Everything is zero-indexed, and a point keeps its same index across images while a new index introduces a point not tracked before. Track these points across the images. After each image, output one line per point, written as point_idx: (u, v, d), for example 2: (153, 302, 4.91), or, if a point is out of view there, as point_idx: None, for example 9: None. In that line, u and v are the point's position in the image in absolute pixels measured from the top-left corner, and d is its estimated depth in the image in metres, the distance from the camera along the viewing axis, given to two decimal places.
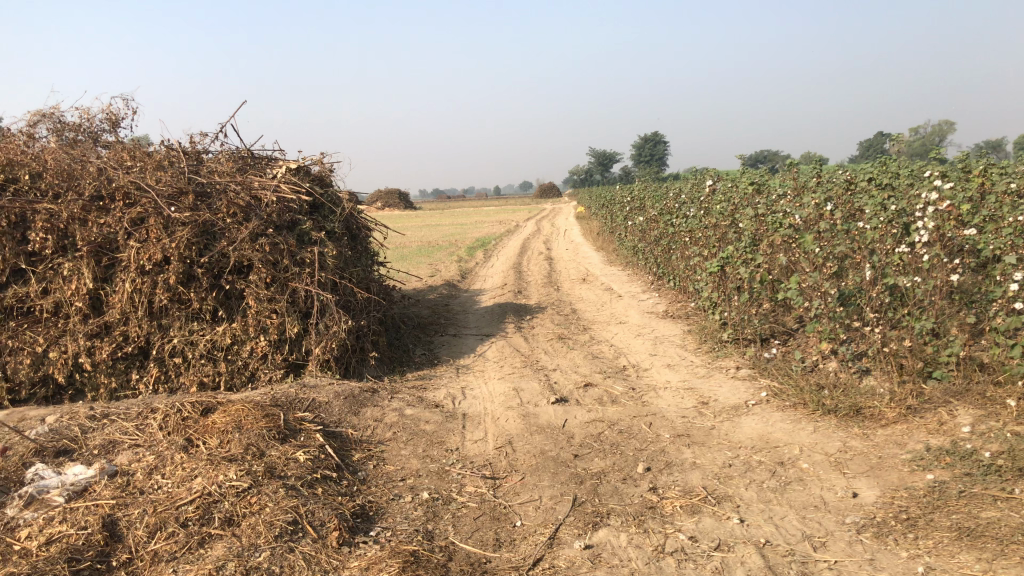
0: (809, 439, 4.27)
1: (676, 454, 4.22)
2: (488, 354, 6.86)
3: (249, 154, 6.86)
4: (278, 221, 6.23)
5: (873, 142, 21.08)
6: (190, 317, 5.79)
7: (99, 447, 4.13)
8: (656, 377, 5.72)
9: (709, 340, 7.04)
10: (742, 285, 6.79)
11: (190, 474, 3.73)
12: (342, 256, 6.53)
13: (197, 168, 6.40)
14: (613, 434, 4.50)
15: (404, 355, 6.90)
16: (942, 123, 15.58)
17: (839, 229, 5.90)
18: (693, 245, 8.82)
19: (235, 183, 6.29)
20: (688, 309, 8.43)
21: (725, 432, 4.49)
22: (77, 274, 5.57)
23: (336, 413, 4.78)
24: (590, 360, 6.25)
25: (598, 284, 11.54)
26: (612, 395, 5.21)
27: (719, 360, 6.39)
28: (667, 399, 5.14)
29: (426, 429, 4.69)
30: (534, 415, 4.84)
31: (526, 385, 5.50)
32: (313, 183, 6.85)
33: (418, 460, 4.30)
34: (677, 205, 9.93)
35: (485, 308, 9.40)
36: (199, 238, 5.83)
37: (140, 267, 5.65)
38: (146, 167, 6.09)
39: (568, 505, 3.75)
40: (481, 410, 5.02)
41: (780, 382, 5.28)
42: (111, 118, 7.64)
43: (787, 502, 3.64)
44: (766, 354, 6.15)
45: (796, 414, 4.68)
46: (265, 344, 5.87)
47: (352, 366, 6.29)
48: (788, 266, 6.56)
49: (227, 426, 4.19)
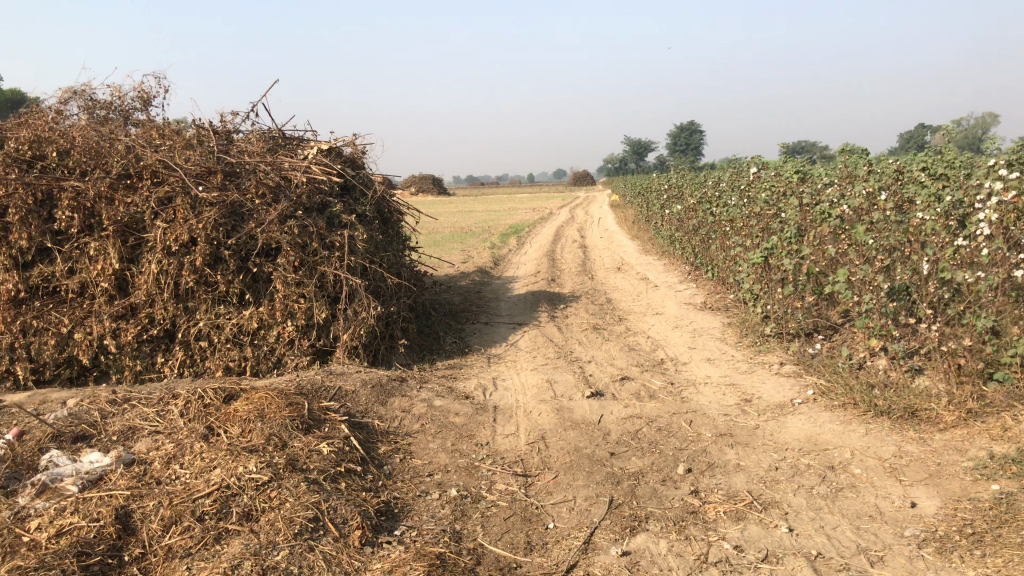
0: (861, 442, 4.02)
1: (719, 455, 3.99)
2: (521, 344, 6.65)
3: (280, 134, 6.71)
4: (307, 203, 6.06)
5: (914, 133, 20.56)
6: (216, 300, 5.66)
7: (118, 433, 4.00)
8: (695, 371, 5.48)
9: (750, 333, 6.78)
10: (787, 277, 6.52)
11: (209, 465, 3.57)
12: (373, 240, 6.35)
13: (227, 147, 6.26)
14: (651, 432, 4.28)
15: (434, 343, 6.72)
16: (988, 115, 15.15)
17: (892, 220, 5.61)
18: (733, 234, 8.55)
19: (265, 163, 6.14)
20: (728, 301, 8.16)
21: (771, 432, 4.25)
22: (102, 254, 5.47)
23: (362, 403, 4.62)
24: (626, 352, 6.03)
25: (634, 273, 11.28)
26: (649, 390, 4.99)
27: (761, 355, 6.13)
28: (708, 395, 4.91)
29: (456, 421, 4.51)
30: (568, 409, 4.63)
31: (560, 377, 5.29)
32: (345, 165, 6.68)
33: (446, 454, 4.11)
34: (718, 192, 9.62)
35: (518, 296, 9.20)
36: (227, 219, 5.69)
37: (166, 247, 5.53)
38: (175, 146, 5.96)
39: (604, 507, 3.54)
40: (513, 402, 4.82)
41: (827, 380, 5.02)
42: (143, 96, 7.53)
43: (840, 510, 3.39)
44: (811, 350, 5.88)
45: (846, 415, 4.42)
46: (291, 330, 5.71)
47: (381, 354, 6.12)
48: (836, 259, 6.27)
49: (249, 415, 4.04)
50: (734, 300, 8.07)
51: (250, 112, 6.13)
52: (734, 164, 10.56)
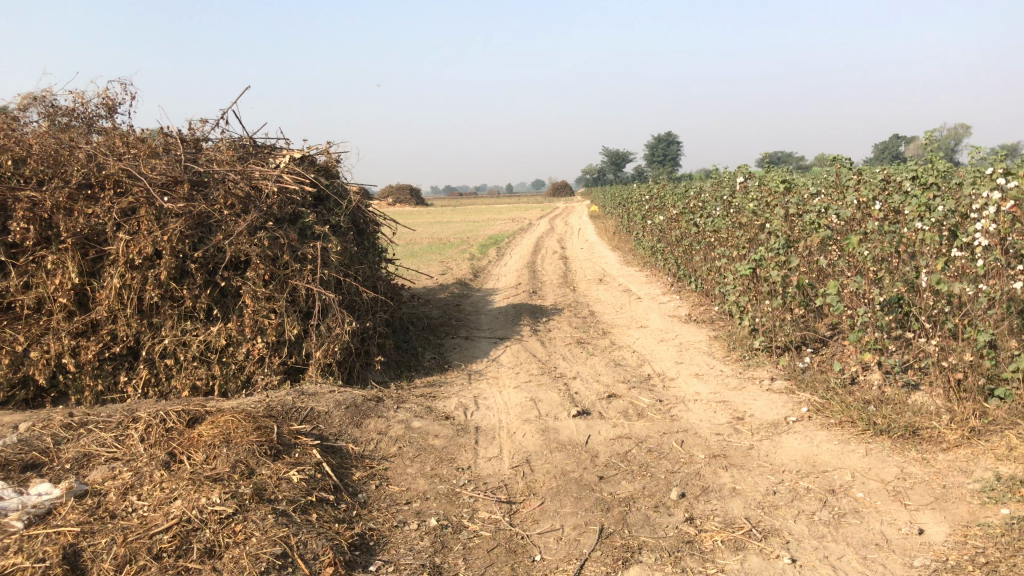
0: (861, 463, 3.82)
1: (713, 479, 3.78)
2: (502, 360, 6.42)
3: (251, 142, 6.46)
4: (279, 213, 5.81)
5: (888, 145, 20.56)
6: (182, 316, 5.39)
7: (72, 462, 3.76)
8: (683, 387, 5.29)
9: (738, 347, 6.58)
10: (775, 289, 6.34)
11: (169, 496, 3.32)
12: (347, 252, 6.10)
13: (194, 156, 6.01)
14: (641, 453, 4.07)
15: (412, 359, 6.46)
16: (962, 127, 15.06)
17: (880, 230, 5.45)
18: (718, 245, 8.38)
19: (235, 172, 5.88)
20: (713, 313, 7.97)
21: (766, 453, 4.05)
22: (61, 267, 5.20)
23: (335, 425, 4.40)
24: (611, 368, 5.82)
25: (616, 285, 11.09)
26: (637, 408, 4.77)
27: (750, 369, 5.94)
28: (698, 413, 4.70)
29: (435, 444, 4.27)
30: (553, 429, 4.41)
31: (544, 395, 5.06)
32: (318, 174, 6.44)
33: (425, 480, 3.88)
34: (702, 202, 9.44)
35: (498, 309, 8.97)
36: (194, 231, 5.43)
37: (130, 261, 5.27)
38: (139, 154, 5.70)
39: (593, 536, 3.32)
40: (495, 422, 4.59)
41: (821, 396, 4.84)
42: (109, 103, 7.26)
43: (844, 538, 3.19)
44: (802, 364, 5.70)
45: (843, 434, 4.22)
46: (262, 347, 5.45)
47: (356, 371, 5.86)
48: (825, 270, 6.10)
49: (214, 440, 3.79)
50: (720, 312, 7.88)
51: (219, 120, 5.82)
52: (717, 173, 10.39)
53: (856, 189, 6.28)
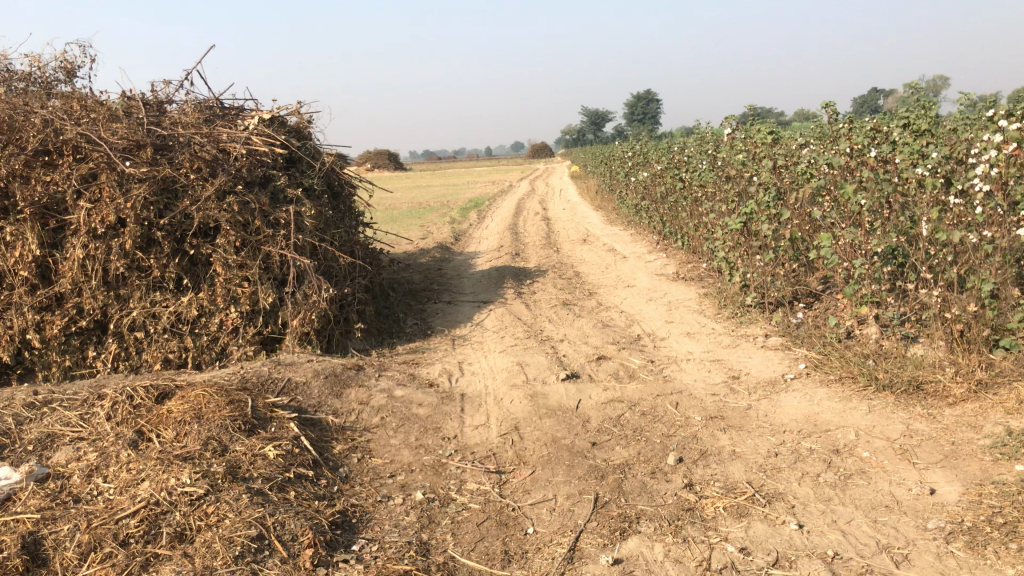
0: (865, 421, 3.66)
1: (711, 441, 3.61)
2: (487, 324, 6.21)
3: (217, 103, 6.16)
4: (248, 176, 5.54)
5: (869, 97, 20.30)
6: (151, 287, 5.15)
7: (35, 443, 3.54)
8: (675, 347, 5.11)
9: (729, 304, 6.41)
10: (765, 243, 6.16)
11: (136, 478, 3.11)
12: (322, 215, 5.84)
13: (157, 119, 5.71)
14: (635, 417, 3.89)
15: (394, 326, 6.24)
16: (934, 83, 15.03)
17: (875, 180, 5.27)
18: (705, 200, 8.19)
19: (201, 135, 5.59)
20: (701, 271, 7.79)
21: (765, 413, 3.88)
22: (20, 239, 4.93)
23: (314, 397, 4.20)
24: (600, 329, 5.64)
25: (601, 245, 10.88)
26: (629, 370, 4.60)
27: (743, 327, 5.75)
28: (692, 373, 4.52)
29: (420, 413, 4.07)
30: (542, 395, 4.22)
31: (531, 359, 4.87)
32: (290, 135, 6.16)
33: (409, 452, 3.68)
34: (687, 157, 9.21)
35: (481, 273, 8.75)
36: (158, 197, 5.16)
37: (92, 231, 5.01)
38: (98, 117, 5.40)
39: (588, 506, 3.14)
40: (481, 389, 4.40)
41: (818, 352, 4.67)
42: (68, 67, 6.91)
43: (852, 501, 3.03)
44: (795, 320, 5.53)
45: (843, 391, 4.06)
46: (235, 317, 5.21)
47: (336, 339, 5.63)
48: (817, 223, 5.92)
49: (184, 416, 3.57)
50: (708, 270, 7.70)
51: (184, 79, 5.52)
52: (701, 128, 10.16)
53: (848, 139, 6.08)
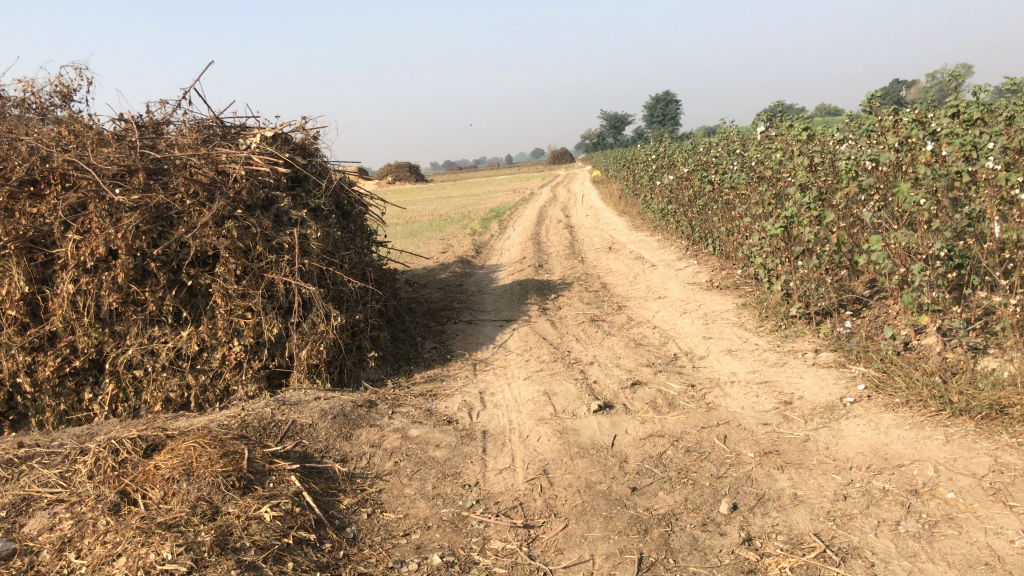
0: (944, 453, 3.18)
1: (768, 483, 3.16)
2: (510, 346, 5.78)
3: (217, 122, 5.81)
4: (249, 199, 5.16)
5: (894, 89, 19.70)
6: (147, 322, 4.78)
7: (9, 508, 3.17)
8: (717, 367, 4.66)
9: (770, 313, 5.92)
10: (809, 248, 5.68)
11: (112, 554, 2.73)
12: (330, 237, 5.45)
13: (152, 141, 5.36)
14: (679, 455, 3.45)
15: (411, 351, 5.82)
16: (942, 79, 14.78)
17: (928, 175, 4.79)
18: (737, 203, 7.72)
19: (198, 156, 5.24)
20: (736, 278, 7.32)
21: (826, 446, 3.42)
22: (6, 276, 4.59)
23: (320, 442, 3.80)
24: (632, 349, 5.20)
25: (627, 253, 10.43)
26: (667, 397, 4.15)
27: (789, 341, 5.24)
28: (738, 399, 4.07)
29: (437, 457, 3.66)
30: (573, 431, 3.78)
31: (559, 388, 4.43)
32: (294, 152, 5.79)
33: (425, 504, 3.26)
34: (715, 158, 8.74)
35: (503, 287, 8.32)
36: (151, 225, 4.79)
37: (82, 264, 4.66)
38: (87, 142, 5.05)
39: (631, 569, 2.71)
40: (505, 425, 3.97)
41: (879, 370, 4.19)
42: (64, 91, 6.59)
43: (943, 557, 2.57)
44: (846, 331, 5.04)
45: (913, 416, 3.58)
46: (238, 351, 4.81)
47: (348, 369, 5.22)
48: (865, 225, 5.44)
49: (172, 473, 3.19)
50: (744, 277, 7.22)
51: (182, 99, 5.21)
52: (729, 127, 9.68)
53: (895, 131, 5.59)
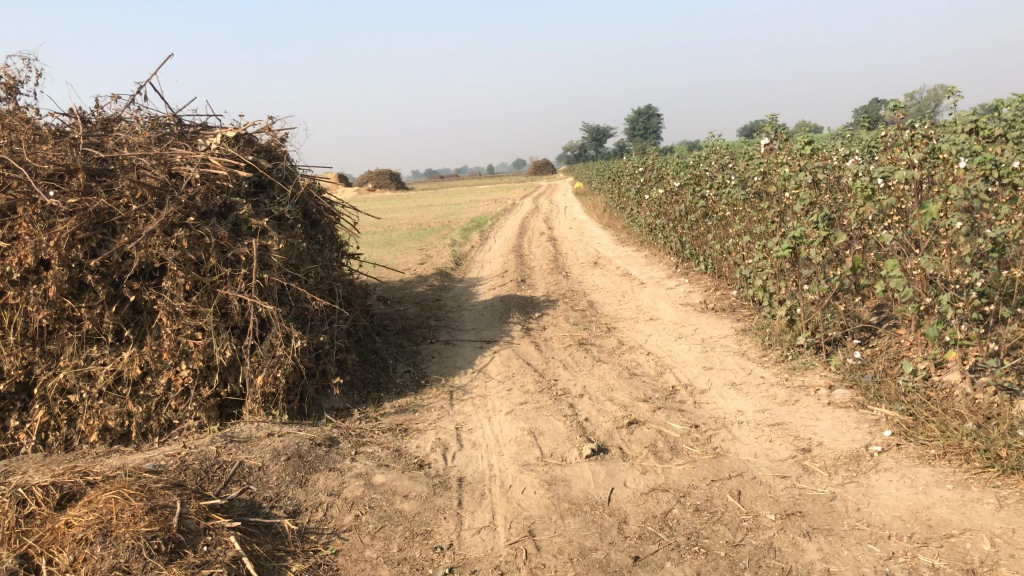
0: (999, 522, 2.70)
1: (795, 555, 2.67)
2: (491, 371, 5.28)
3: (174, 121, 5.29)
4: (204, 206, 4.64)
5: (869, 109, 20.29)
6: (82, 342, 4.23)
7: None
8: (722, 404, 4.18)
9: (773, 341, 5.45)
10: (817, 271, 5.23)
11: None
12: (294, 249, 4.92)
13: (99, 139, 4.84)
14: (687, 516, 2.96)
15: (381, 376, 5.29)
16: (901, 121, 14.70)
17: (949, 192, 4.36)
18: (734, 220, 7.29)
19: (148, 157, 4.71)
20: (732, 300, 6.87)
21: (857, 507, 2.94)
22: None
23: (270, 491, 3.28)
24: (626, 379, 4.72)
25: (614, 269, 9.96)
26: (669, 440, 3.66)
27: (797, 374, 4.78)
28: (750, 445, 3.59)
29: (405, 511, 3.14)
30: (564, 481, 3.28)
31: (546, 426, 3.94)
32: (257, 155, 5.28)
33: (388, 572, 2.74)
34: (709, 173, 8.29)
35: (484, 304, 7.83)
36: (90, 232, 4.25)
37: (9, 276, 4.11)
38: (22, 138, 4.51)
39: None
40: (485, 472, 3.46)
41: (906, 413, 3.72)
42: (10, 82, 6.05)
43: None
44: (862, 365, 4.58)
45: (955, 471, 3.10)
46: (186, 375, 4.25)
47: (310, 397, 4.67)
48: (882, 249, 4.99)
49: (85, 533, 2.66)
50: (741, 299, 6.78)
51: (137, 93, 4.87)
52: (721, 139, 9.26)
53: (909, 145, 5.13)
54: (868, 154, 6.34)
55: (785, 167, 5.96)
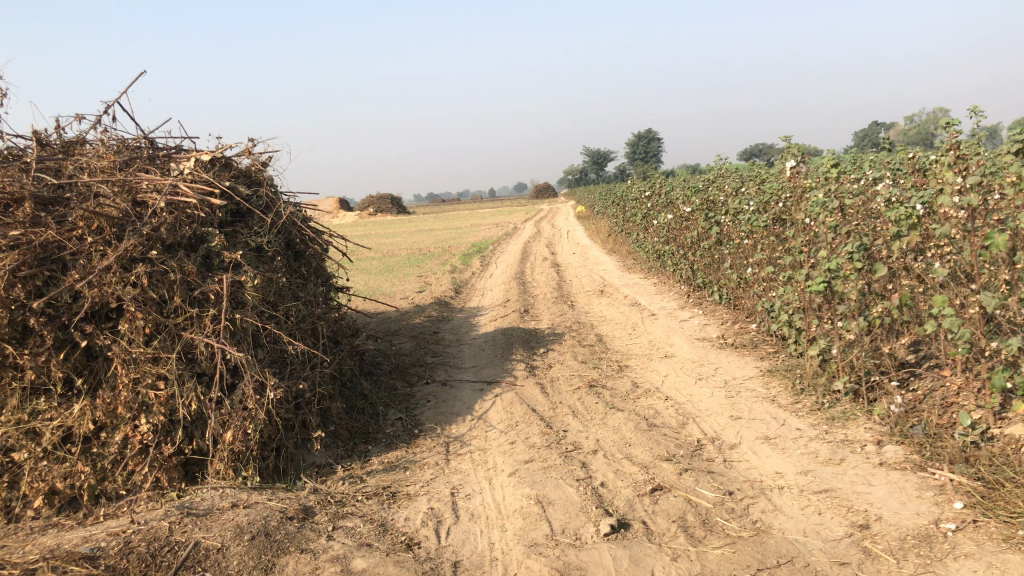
0: None
1: None
2: (492, 419, 4.76)
3: (145, 143, 4.80)
4: (170, 237, 4.14)
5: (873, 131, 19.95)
6: (27, 393, 3.66)
7: None
8: (758, 465, 3.64)
9: (806, 385, 4.92)
10: (854, 307, 4.72)
11: None
12: (272, 284, 4.41)
13: (57, 164, 4.34)
14: None
15: (369, 425, 4.77)
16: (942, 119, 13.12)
17: (1008, 221, 3.86)
18: (754, 249, 6.80)
19: (109, 183, 4.22)
20: (754, 335, 6.35)
21: None
22: None
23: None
24: (645, 431, 4.19)
25: (621, 298, 9.46)
26: (700, 512, 3.13)
27: (836, 425, 4.24)
28: (796, 519, 3.05)
29: None
30: (580, 570, 2.74)
31: (556, 492, 3.40)
32: (235, 180, 4.78)
33: None
34: (722, 198, 7.81)
35: (485, 337, 7.31)
36: (36, 268, 3.74)
37: None
38: None
39: None
40: (486, 555, 2.92)
41: (976, 479, 3.17)
42: None
43: None
44: (912, 415, 4.04)
45: None
46: (146, 431, 3.72)
47: (288, 452, 4.14)
48: (928, 282, 4.47)
49: None
50: (762, 334, 6.26)
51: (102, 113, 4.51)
52: (731, 162, 8.79)
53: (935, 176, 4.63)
54: (899, 178, 5.82)
55: (812, 193, 5.46)
